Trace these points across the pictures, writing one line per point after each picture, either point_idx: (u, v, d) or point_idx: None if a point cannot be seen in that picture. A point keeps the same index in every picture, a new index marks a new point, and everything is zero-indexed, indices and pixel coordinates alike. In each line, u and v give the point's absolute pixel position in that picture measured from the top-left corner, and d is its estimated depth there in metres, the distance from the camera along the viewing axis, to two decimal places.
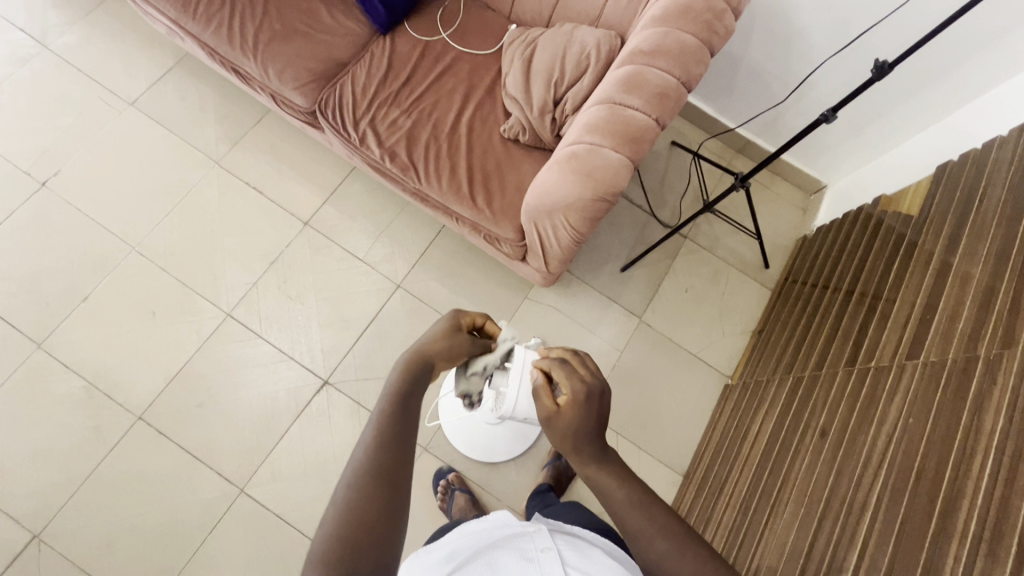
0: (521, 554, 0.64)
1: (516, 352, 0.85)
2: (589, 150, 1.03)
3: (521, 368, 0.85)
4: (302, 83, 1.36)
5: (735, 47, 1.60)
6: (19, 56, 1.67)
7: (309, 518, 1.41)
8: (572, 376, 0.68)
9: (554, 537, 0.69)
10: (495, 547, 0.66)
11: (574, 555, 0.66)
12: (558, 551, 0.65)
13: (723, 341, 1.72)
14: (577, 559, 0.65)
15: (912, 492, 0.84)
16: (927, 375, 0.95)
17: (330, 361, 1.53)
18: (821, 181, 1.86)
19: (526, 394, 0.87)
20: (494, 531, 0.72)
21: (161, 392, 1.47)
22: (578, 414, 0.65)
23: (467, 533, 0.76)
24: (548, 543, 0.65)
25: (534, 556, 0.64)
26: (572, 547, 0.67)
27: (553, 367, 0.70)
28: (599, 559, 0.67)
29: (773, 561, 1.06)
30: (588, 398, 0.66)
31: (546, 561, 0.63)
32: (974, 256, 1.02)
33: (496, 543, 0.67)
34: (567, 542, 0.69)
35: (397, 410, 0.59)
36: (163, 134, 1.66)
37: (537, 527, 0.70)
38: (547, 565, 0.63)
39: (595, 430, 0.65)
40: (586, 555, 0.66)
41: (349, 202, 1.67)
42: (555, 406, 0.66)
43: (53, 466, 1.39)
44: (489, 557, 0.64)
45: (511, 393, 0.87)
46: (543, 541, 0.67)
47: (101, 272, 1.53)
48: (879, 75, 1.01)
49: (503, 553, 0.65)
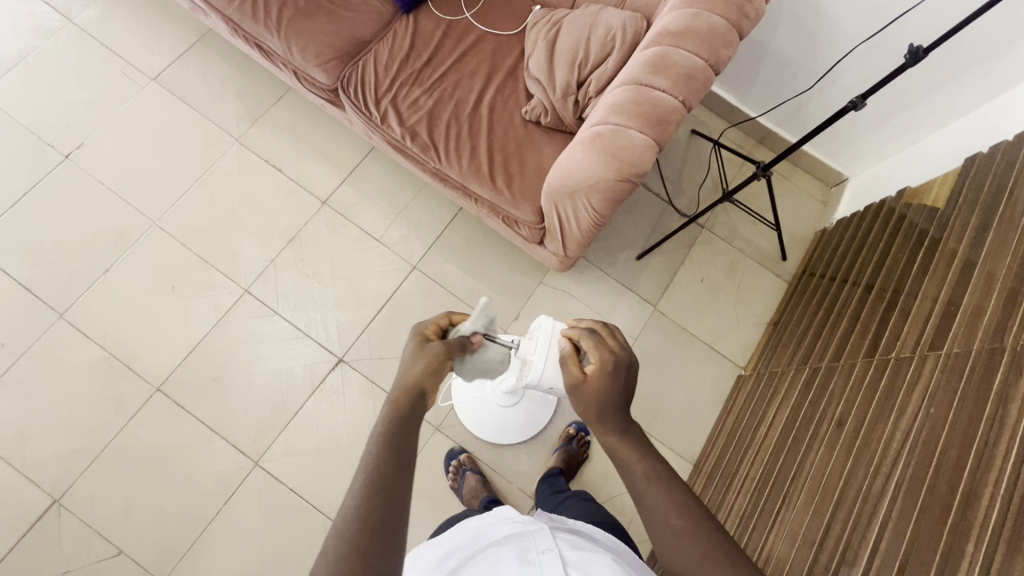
0: (522, 556, 0.69)
1: (543, 322, 0.86)
2: (615, 131, 1.02)
3: (548, 338, 0.84)
4: (324, 59, 1.36)
5: (760, 33, 1.57)
6: (44, 29, 1.68)
7: (321, 493, 1.43)
8: (600, 346, 0.69)
9: (556, 538, 0.73)
10: (499, 550, 0.72)
11: (575, 555, 0.70)
12: (558, 553, 0.69)
13: (737, 332, 1.71)
14: (578, 558, 0.69)
15: (931, 481, 0.83)
16: (950, 367, 0.94)
17: (345, 339, 1.55)
18: (842, 174, 1.84)
19: (554, 364, 0.83)
20: (499, 532, 0.77)
21: (179, 365, 1.48)
22: (602, 384, 0.67)
23: (475, 530, 0.82)
24: (549, 545, 0.70)
25: (535, 558, 0.69)
26: (574, 547, 0.71)
27: (582, 336, 0.71)
28: (600, 556, 0.71)
29: (785, 550, 1.06)
30: (613, 369, 0.67)
31: (546, 563, 0.68)
32: (1002, 251, 1.00)
33: (500, 544, 0.73)
34: (569, 541, 0.73)
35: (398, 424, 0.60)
36: (184, 110, 1.67)
37: (539, 527, 0.76)
38: (546, 566, 0.67)
39: (619, 402, 0.66)
40: (587, 554, 0.70)
41: (367, 182, 1.67)
42: (581, 374, 0.69)
43: (74, 433, 1.41)
44: (493, 561, 0.69)
45: (537, 364, 0.83)
46: (546, 542, 0.71)
47: (122, 245, 1.55)
48: (913, 62, 0.99)
49: (506, 554, 0.70)
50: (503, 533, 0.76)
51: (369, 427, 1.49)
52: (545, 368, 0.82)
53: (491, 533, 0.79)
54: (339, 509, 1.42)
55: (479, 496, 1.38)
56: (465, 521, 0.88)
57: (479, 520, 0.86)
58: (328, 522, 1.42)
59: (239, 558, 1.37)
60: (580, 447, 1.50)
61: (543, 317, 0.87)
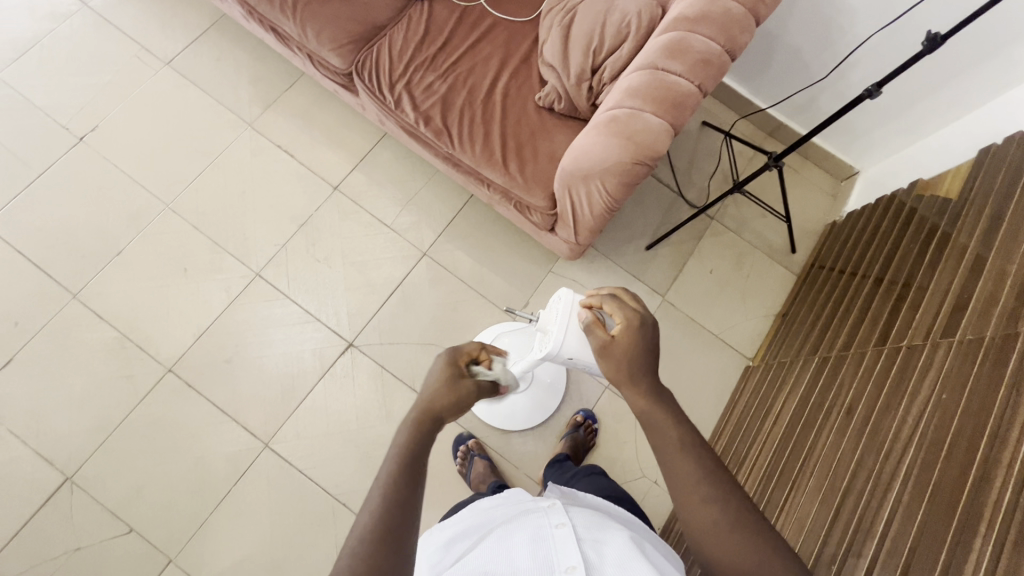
0: (536, 531, 0.70)
1: (563, 293, 0.86)
2: (630, 115, 1.02)
3: (568, 307, 0.84)
4: (339, 44, 1.36)
5: (773, 23, 1.57)
6: (59, 13, 1.69)
7: (330, 475, 1.44)
8: (623, 307, 0.70)
9: (569, 514, 0.73)
10: (513, 526, 0.72)
11: (588, 532, 0.70)
12: (572, 528, 0.70)
13: (746, 324, 1.72)
14: (591, 535, 0.69)
15: (943, 464, 0.84)
16: (962, 354, 0.94)
17: (355, 324, 1.55)
18: (853, 167, 1.84)
19: (575, 332, 0.81)
20: (513, 510, 0.78)
21: (190, 347, 1.49)
22: (632, 342, 0.68)
23: (486, 510, 0.82)
24: (563, 520, 0.70)
25: (549, 533, 0.69)
26: (588, 525, 0.72)
27: (604, 300, 0.73)
28: (615, 532, 0.71)
29: (793, 535, 1.06)
30: (639, 327, 0.68)
31: (560, 537, 0.68)
32: (1016, 240, 1.00)
33: (513, 521, 0.74)
34: (583, 518, 0.73)
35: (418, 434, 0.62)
36: (198, 95, 1.68)
37: (553, 504, 0.76)
38: (560, 541, 0.68)
39: (649, 360, 0.67)
40: (601, 531, 0.71)
41: (378, 168, 1.68)
42: (610, 336, 0.70)
43: (86, 412, 1.43)
44: (506, 537, 0.70)
45: (557, 333, 0.83)
46: (559, 518, 0.72)
47: (134, 228, 1.56)
48: (930, 49, 0.99)
49: (519, 530, 0.70)
50: (517, 510, 0.77)
51: (378, 411, 1.50)
52: (565, 337, 0.81)
53: (505, 511, 0.79)
54: (348, 492, 1.44)
55: (487, 481, 1.39)
56: (476, 501, 0.89)
57: (491, 499, 0.87)
58: (337, 504, 1.43)
59: (248, 537, 1.38)
60: (587, 435, 1.50)
61: (563, 289, 0.87)
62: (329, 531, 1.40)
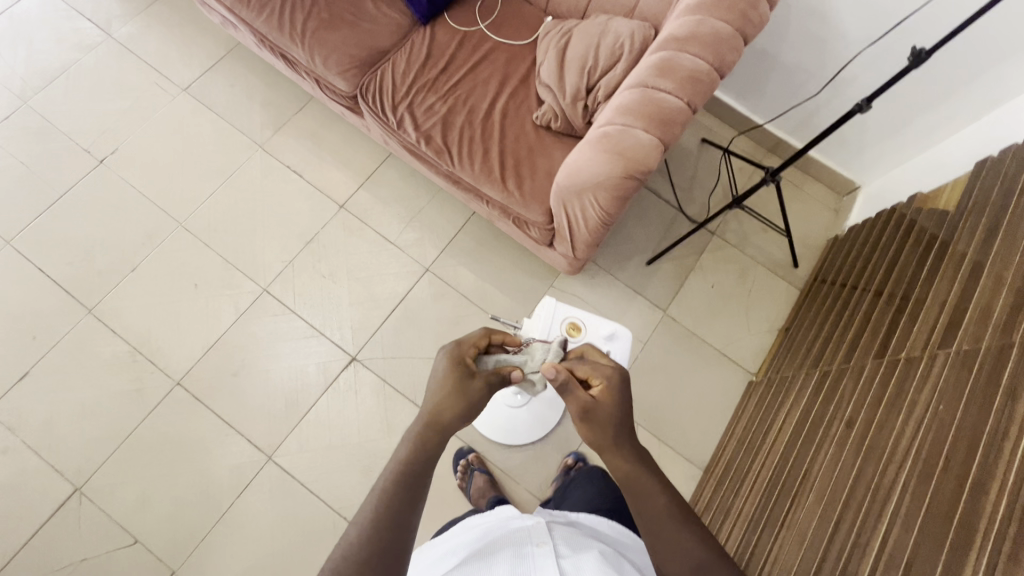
0: (517, 550, 0.72)
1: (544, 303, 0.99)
2: (621, 131, 1.05)
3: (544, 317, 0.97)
4: (344, 68, 1.42)
5: (767, 44, 1.60)
6: (85, 44, 1.78)
7: (332, 488, 1.46)
8: (597, 367, 0.77)
9: (552, 532, 0.75)
10: (496, 545, 0.74)
11: (568, 549, 0.71)
12: (552, 545, 0.71)
13: (748, 338, 1.71)
14: (571, 551, 0.70)
15: (939, 477, 0.82)
16: (959, 364, 0.93)
17: (358, 339, 1.58)
18: (854, 182, 1.84)
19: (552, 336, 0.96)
20: (499, 528, 0.80)
21: (199, 360, 1.53)
22: (612, 398, 0.74)
23: (477, 528, 0.85)
24: (543, 539, 0.72)
25: (529, 551, 0.71)
26: (569, 541, 0.73)
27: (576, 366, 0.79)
28: (596, 548, 0.72)
29: (791, 550, 1.04)
30: (617, 382, 0.75)
31: (538, 555, 0.70)
32: (1010, 252, 0.99)
33: (498, 540, 0.76)
34: (565, 535, 0.75)
35: (415, 454, 0.65)
36: (212, 118, 1.75)
37: (537, 522, 0.78)
38: (539, 558, 0.69)
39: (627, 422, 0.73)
40: (581, 547, 0.72)
41: (383, 187, 1.73)
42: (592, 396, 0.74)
43: (97, 424, 1.46)
44: (489, 556, 0.72)
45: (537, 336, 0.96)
46: (541, 537, 0.73)
47: (148, 246, 1.62)
48: (916, 64, 1.01)
49: (502, 549, 0.73)
50: (504, 528, 0.79)
51: (380, 425, 1.52)
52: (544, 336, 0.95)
53: (493, 529, 0.81)
54: (349, 506, 1.44)
55: (487, 495, 1.40)
56: (470, 520, 0.91)
57: (482, 518, 0.89)
58: (337, 517, 1.43)
59: (250, 550, 1.40)
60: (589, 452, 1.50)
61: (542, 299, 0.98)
62: (328, 544, 1.41)
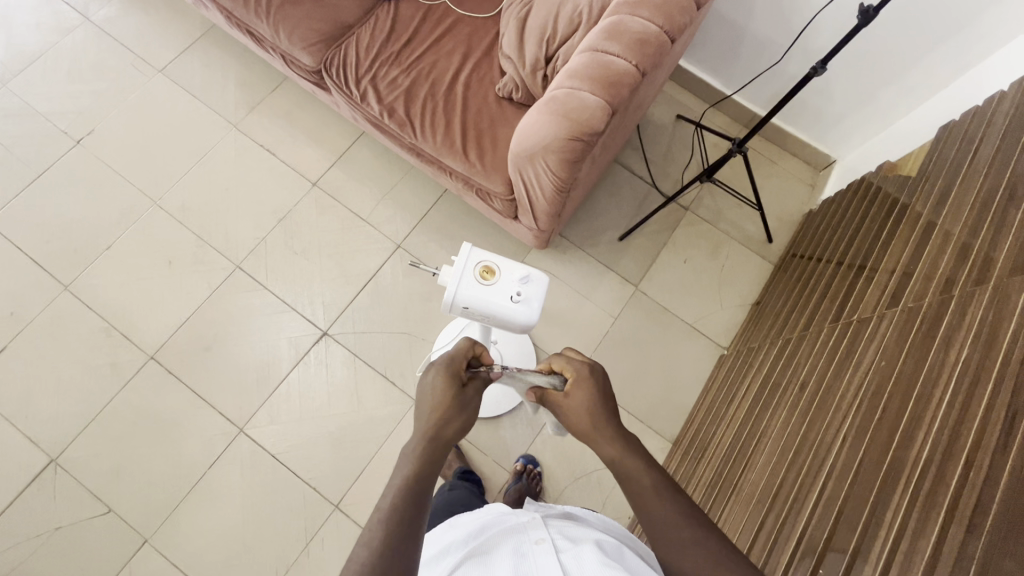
0: (516, 549, 0.69)
1: (464, 248, 0.85)
2: (568, 94, 1.05)
3: (464, 265, 0.83)
4: (309, 43, 1.43)
5: (736, 15, 1.59)
6: (63, 27, 1.81)
7: (303, 459, 1.48)
8: (570, 359, 0.80)
9: (550, 527, 0.72)
10: (494, 547, 0.71)
11: (568, 543, 0.69)
12: (551, 541, 0.68)
13: (721, 313, 1.71)
14: (570, 545, 0.68)
15: (875, 429, 0.82)
16: (903, 321, 0.93)
17: (330, 314, 1.60)
18: (829, 156, 1.83)
19: (468, 289, 0.83)
20: (495, 526, 0.77)
21: (173, 335, 1.56)
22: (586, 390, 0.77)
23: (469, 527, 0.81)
24: (541, 536, 0.69)
25: (529, 549, 0.68)
26: (567, 535, 0.71)
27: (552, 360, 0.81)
28: (596, 539, 0.70)
29: (740, 512, 1.04)
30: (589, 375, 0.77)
31: (539, 552, 0.67)
32: (959, 211, 0.99)
33: (495, 541, 0.73)
34: (562, 530, 0.72)
35: (435, 439, 0.67)
36: (187, 99, 1.77)
37: (533, 519, 0.75)
38: (539, 555, 0.67)
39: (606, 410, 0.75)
40: (580, 540, 0.69)
41: (356, 165, 1.74)
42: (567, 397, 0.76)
43: (72, 397, 1.49)
44: (486, 559, 0.69)
45: (452, 285, 0.84)
46: (538, 533, 0.71)
47: (124, 224, 1.64)
48: (864, 21, 1.00)
49: (501, 551, 0.69)
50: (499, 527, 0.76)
51: (352, 399, 1.54)
52: (458, 291, 0.83)
53: (488, 525, 0.78)
54: (318, 477, 1.46)
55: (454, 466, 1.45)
56: (458, 517, 0.87)
57: (470, 516, 0.85)
58: (307, 488, 1.46)
59: (220, 519, 1.42)
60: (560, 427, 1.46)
61: (463, 243, 0.85)
62: (298, 514, 1.43)
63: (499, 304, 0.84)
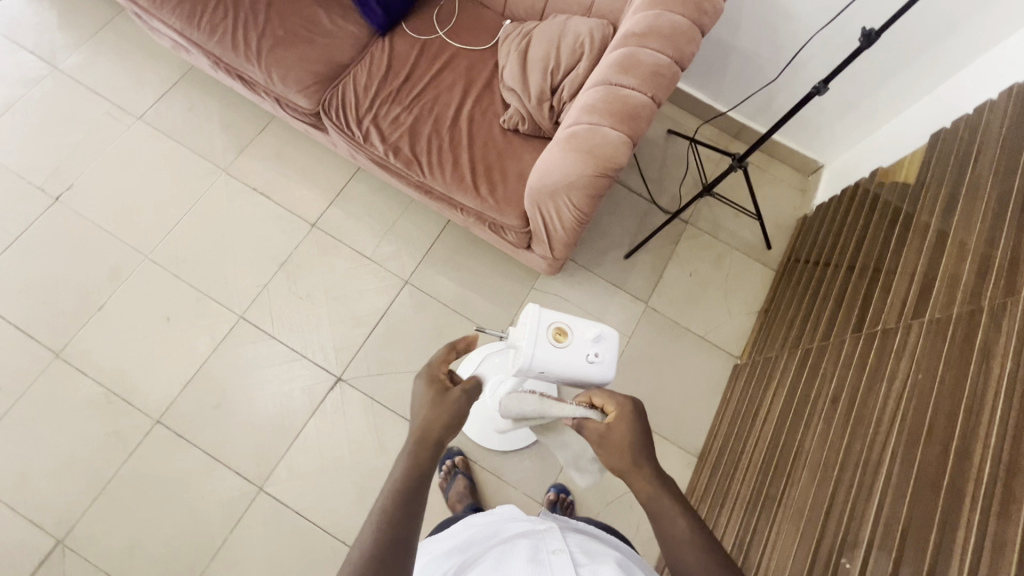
0: (532, 555, 0.71)
1: (530, 309, 0.86)
2: (588, 130, 1.05)
3: (536, 326, 0.85)
4: (305, 85, 1.40)
5: (725, 32, 1.63)
6: (30, 77, 1.71)
7: (328, 514, 1.43)
8: (612, 394, 0.77)
9: (565, 537, 0.75)
10: (509, 547, 0.73)
11: (585, 558, 0.71)
12: (569, 552, 0.71)
13: (730, 323, 1.74)
14: (588, 559, 0.71)
15: (926, 443, 0.84)
16: (933, 332, 0.96)
17: (342, 359, 1.56)
18: (817, 162, 1.88)
19: (545, 350, 0.84)
20: (507, 527, 0.79)
21: (178, 395, 1.49)
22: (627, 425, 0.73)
23: (479, 525, 0.83)
24: (560, 546, 0.71)
25: (546, 557, 0.70)
26: (583, 550, 0.73)
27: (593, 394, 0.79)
28: (611, 558, 0.73)
29: (791, 531, 1.05)
30: (630, 409, 0.74)
31: (556, 562, 0.69)
32: (971, 219, 1.03)
33: (509, 542, 0.75)
34: (578, 543, 0.74)
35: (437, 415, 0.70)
36: (171, 145, 1.70)
37: (548, 527, 0.77)
38: (556, 565, 0.69)
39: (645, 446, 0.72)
40: (597, 557, 0.72)
41: (355, 202, 1.70)
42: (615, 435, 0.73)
43: (74, 472, 1.40)
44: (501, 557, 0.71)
45: (526, 349, 0.85)
46: (556, 543, 0.73)
47: (114, 282, 1.56)
48: (867, 44, 1.04)
49: (516, 552, 0.72)
50: (510, 529, 0.77)
51: (372, 444, 1.49)
52: (535, 353, 0.83)
53: (497, 527, 0.80)
54: (347, 530, 1.42)
55: (464, 501, 1.41)
56: (469, 516, 0.89)
57: (483, 516, 0.86)
58: (337, 542, 1.40)
59: None
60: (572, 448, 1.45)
61: (529, 304, 0.87)
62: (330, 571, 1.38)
63: (579, 367, 0.84)
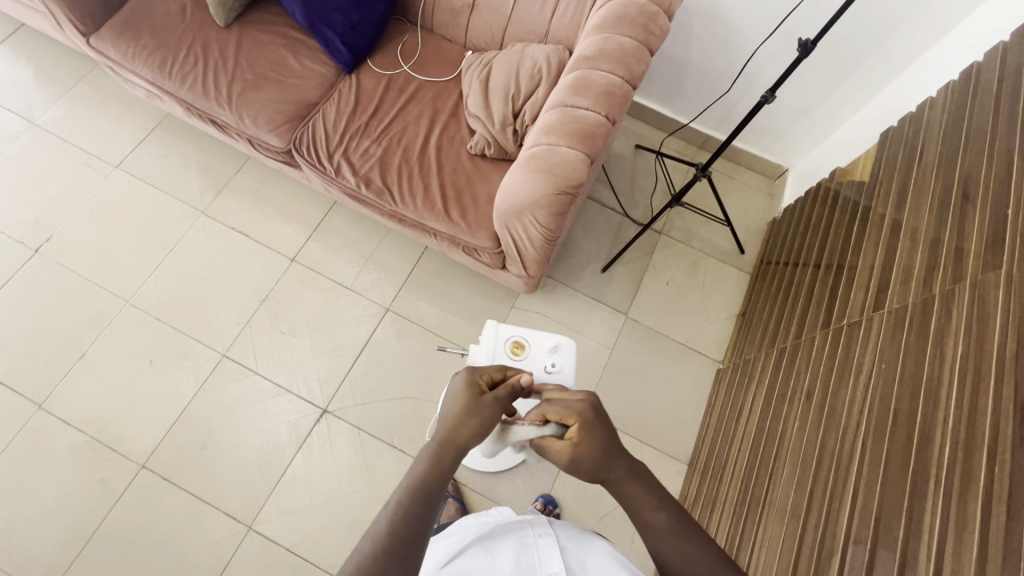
0: (520, 539, 0.71)
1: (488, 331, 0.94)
2: (547, 150, 1.09)
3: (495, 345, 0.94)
4: (275, 125, 1.44)
5: (679, 49, 1.69)
6: (7, 134, 1.75)
7: (320, 549, 1.41)
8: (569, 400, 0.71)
9: (552, 522, 0.75)
10: (499, 533, 0.73)
11: (571, 541, 0.71)
12: (555, 537, 0.71)
13: (710, 328, 1.76)
14: (574, 543, 0.71)
15: (892, 430, 0.86)
16: (893, 322, 0.99)
17: (327, 391, 1.56)
18: (782, 166, 1.94)
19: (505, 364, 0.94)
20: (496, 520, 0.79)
21: (164, 438, 1.48)
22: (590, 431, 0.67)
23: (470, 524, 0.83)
24: (546, 530, 0.71)
25: (533, 542, 0.70)
26: (570, 534, 0.73)
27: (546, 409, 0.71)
28: (597, 541, 0.74)
29: (776, 530, 1.05)
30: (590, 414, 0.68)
31: (542, 546, 0.69)
32: (921, 209, 1.07)
33: (498, 529, 0.74)
34: (565, 527, 0.74)
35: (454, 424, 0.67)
36: (150, 191, 1.73)
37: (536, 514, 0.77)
38: (543, 549, 0.69)
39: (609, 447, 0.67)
40: (584, 541, 0.72)
41: (333, 235, 1.73)
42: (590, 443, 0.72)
43: (59, 524, 1.39)
44: (491, 543, 0.71)
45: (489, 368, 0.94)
46: (542, 527, 0.73)
47: (96, 329, 1.57)
48: (805, 54, 1.09)
49: (504, 539, 0.71)
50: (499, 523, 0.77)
51: (361, 474, 1.49)
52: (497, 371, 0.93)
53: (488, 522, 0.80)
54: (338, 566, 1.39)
55: None
56: (462, 518, 0.90)
57: (477, 519, 0.87)
58: None
59: None
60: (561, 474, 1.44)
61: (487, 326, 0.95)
62: None
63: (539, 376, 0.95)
